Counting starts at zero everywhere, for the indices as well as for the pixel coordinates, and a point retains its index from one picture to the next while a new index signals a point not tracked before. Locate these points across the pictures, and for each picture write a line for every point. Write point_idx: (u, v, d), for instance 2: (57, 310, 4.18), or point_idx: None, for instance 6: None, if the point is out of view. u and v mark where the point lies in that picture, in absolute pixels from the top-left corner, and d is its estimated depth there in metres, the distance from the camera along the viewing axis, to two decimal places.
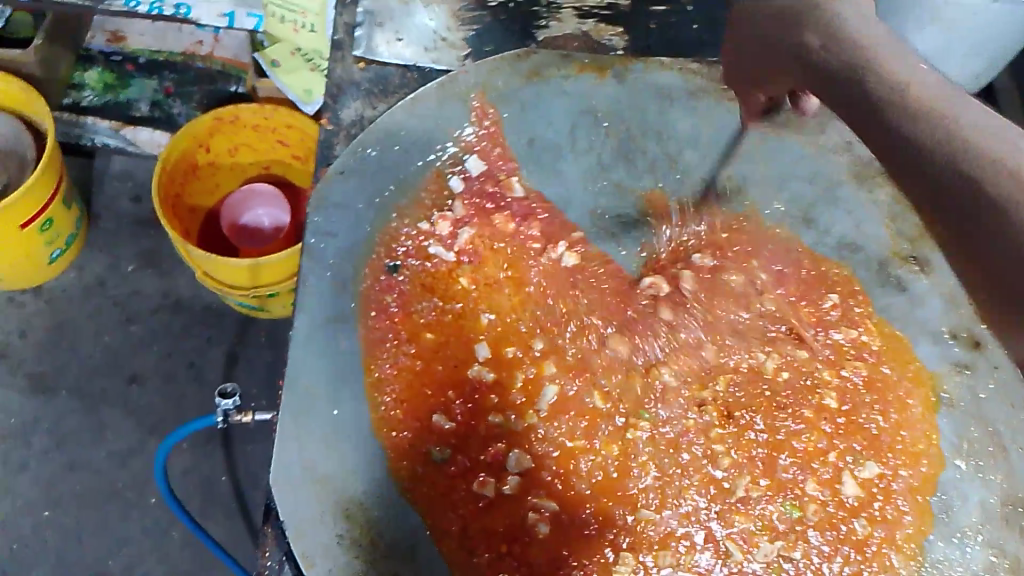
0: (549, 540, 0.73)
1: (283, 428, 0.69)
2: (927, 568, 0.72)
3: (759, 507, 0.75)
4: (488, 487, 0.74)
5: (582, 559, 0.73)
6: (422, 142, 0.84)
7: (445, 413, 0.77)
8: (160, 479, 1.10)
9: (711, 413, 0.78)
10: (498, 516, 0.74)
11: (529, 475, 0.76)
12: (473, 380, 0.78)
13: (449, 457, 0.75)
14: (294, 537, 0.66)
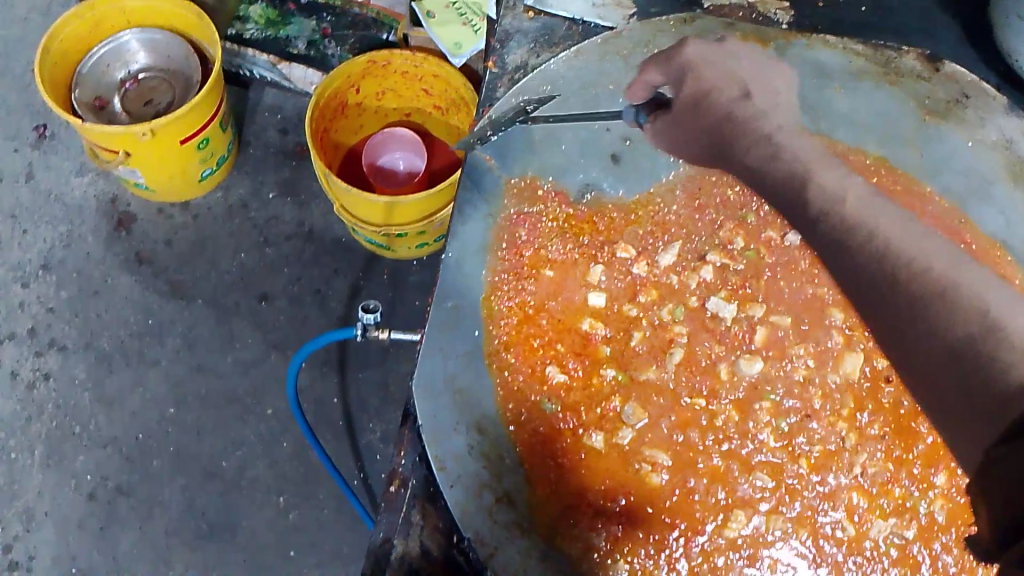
0: (657, 493, 0.72)
1: (427, 340, 0.73)
2: None
3: (883, 486, 0.73)
4: (595, 439, 0.73)
5: (685, 519, 0.71)
6: (581, 93, 0.85)
7: (558, 365, 0.76)
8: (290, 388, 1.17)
9: (843, 391, 0.76)
10: (603, 467, 0.72)
11: (644, 431, 0.74)
12: (585, 332, 0.77)
13: (559, 411, 0.74)
14: (430, 442, 0.69)
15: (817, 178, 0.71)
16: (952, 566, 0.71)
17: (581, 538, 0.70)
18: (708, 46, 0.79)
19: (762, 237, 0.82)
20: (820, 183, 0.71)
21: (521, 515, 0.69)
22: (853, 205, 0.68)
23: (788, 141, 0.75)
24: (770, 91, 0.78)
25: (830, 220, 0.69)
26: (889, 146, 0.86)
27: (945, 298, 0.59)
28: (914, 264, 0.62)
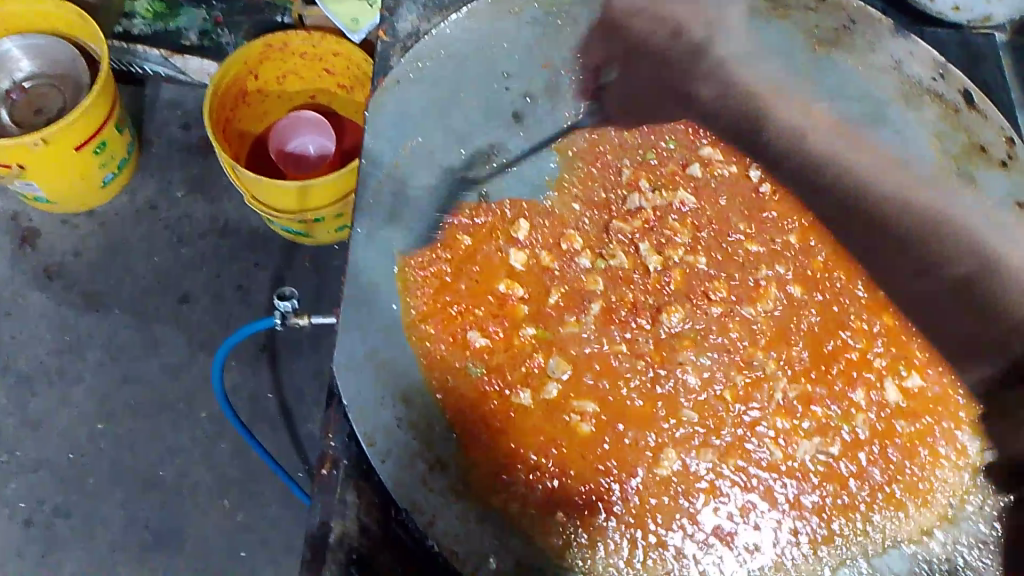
0: (590, 442, 0.72)
1: (344, 319, 0.71)
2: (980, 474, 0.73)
3: (806, 407, 0.75)
4: (523, 397, 0.73)
5: (619, 464, 0.72)
6: (475, 54, 0.84)
7: (478, 330, 0.76)
8: (217, 383, 1.14)
9: (760, 323, 0.78)
10: (533, 424, 0.73)
11: (570, 381, 0.74)
12: (502, 294, 0.77)
13: (484, 373, 0.74)
14: (358, 420, 0.68)
15: None
16: (878, 477, 0.73)
17: (518, 496, 0.69)
18: None
19: (664, 173, 0.84)
20: None
21: (455, 480, 0.68)
22: None
23: None
24: None
25: None
26: (781, 85, 0.84)
27: None
28: None
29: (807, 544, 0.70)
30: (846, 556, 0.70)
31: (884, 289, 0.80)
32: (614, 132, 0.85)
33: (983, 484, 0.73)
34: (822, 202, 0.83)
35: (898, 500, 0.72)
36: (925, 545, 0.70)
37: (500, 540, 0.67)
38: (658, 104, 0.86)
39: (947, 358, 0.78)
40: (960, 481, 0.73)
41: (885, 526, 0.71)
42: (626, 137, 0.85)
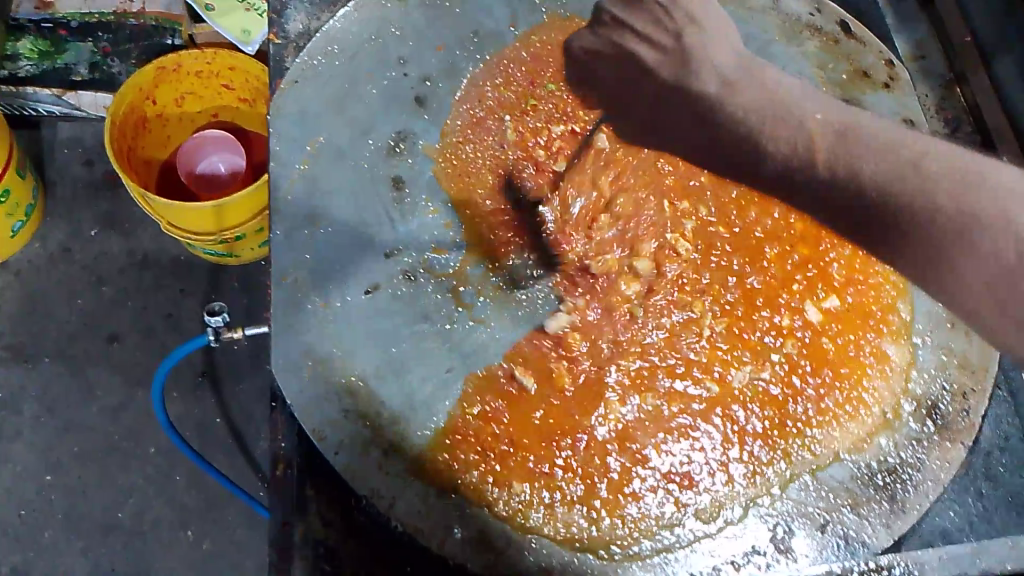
0: (536, 401, 0.74)
1: (276, 320, 0.73)
2: (912, 377, 0.77)
3: (736, 339, 0.78)
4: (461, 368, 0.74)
5: (568, 421, 0.73)
6: (371, 44, 0.86)
7: (413, 311, 0.75)
8: (158, 409, 1.10)
9: (684, 269, 0.81)
10: (478, 394, 0.73)
11: (502, 344, 0.76)
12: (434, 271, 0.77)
13: (423, 355, 0.74)
14: (303, 417, 0.70)
15: (738, 89, 0.59)
16: (811, 392, 0.76)
17: (471, 464, 0.71)
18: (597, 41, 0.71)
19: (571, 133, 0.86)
20: (768, 132, 0.57)
21: (410, 461, 0.69)
22: (824, 115, 0.57)
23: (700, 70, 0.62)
24: (709, 33, 0.64)
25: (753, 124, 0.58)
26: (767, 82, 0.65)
27: (885, 178, 0.54)
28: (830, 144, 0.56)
29: (748, 469, 0.73)
30: (790, 474, 0.73)
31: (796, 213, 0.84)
32: (510, 94, 0.86)
33: (908, 387, 0.77)
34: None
35: (835, 413, 0.75)
36: (863, 454, 0.74)
37: (464, 509, 0.68)
38: (543, 58, 0.88)
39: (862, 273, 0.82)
40: (891, 387, 0.77)
41: (826, 444, 0.74)
42: (517, 98, 0.86)
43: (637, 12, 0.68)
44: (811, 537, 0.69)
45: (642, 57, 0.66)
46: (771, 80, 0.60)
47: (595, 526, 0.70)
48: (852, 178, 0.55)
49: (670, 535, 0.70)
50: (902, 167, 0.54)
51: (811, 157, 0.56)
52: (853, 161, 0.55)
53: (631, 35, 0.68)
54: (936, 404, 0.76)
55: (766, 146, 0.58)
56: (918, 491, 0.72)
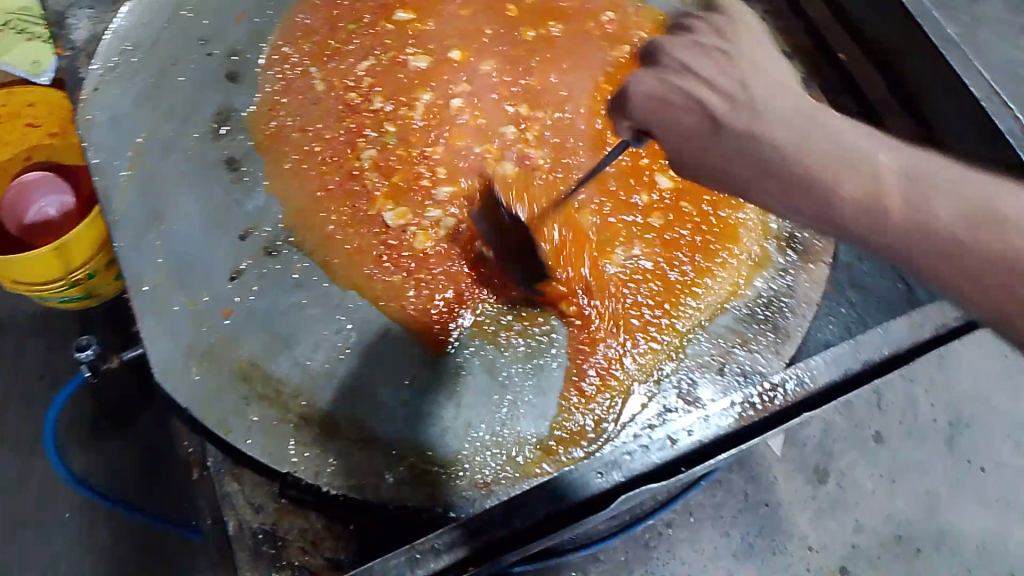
0: (424, 333, 0.73)
1: (147, 330, 0.71)
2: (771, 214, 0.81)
3: (603, 224, 0.78)
4: (347, 324, 0.73)
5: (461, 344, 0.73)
6: (166, 33, 0.83)
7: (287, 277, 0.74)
8: (53, 455, 1.03)
9: (537, 170, 0.80)
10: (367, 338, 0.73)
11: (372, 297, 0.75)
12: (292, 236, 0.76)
13: (312, 317, 0.73)
14: (203, 416, 0.68)
15: (817, 133, 0.53)
16: (685, 256, 0.79)
17: (382, 408, 0.70)
18: (651, 86, 0.60)
19: (396, 62, 0.85)
20: (840, 185, 0.51)
21: (324, 427, 0.69)
22: (885, 161, 0.50)
23: (757, 100, 0.56)
24: (754, 67, 0.58)
25: (833, 190, 0.51)
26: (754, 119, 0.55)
27: (952, 220, 0.48)
28: (862, 187, 0.50)
29: (645, 339, 0.75)
30: (686, 334, 0.75)
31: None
32: (312, 46, 0.85)
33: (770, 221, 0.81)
34: (527, 45, 0.87)
35: (711, 267, 0.79)
36: (742, 297, 0.77)
37: (388, 454, 0.68)
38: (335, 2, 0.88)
39: None
40: (755, 229, 0.81)
41: (710, 296, 0.77)
42: (319, 50, 0.85)
43: (692, 55, 0.60)
44: (712, 382, 0.73)
45: (698, 97, 0.58)
46: (784, 105, 0.55)
47: (517, 433, 0.70)
48: (926, 216, 0.49)
49: (588, 418, 0.71)
50: (965, 216, 0.48)
51: (884, 206, 0.50)
52: (928, 212, 0.49)
53: (697, 82, 0.59)
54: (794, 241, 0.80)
55: (835, 197, 0.51)
56: (795, 314, 0.76)
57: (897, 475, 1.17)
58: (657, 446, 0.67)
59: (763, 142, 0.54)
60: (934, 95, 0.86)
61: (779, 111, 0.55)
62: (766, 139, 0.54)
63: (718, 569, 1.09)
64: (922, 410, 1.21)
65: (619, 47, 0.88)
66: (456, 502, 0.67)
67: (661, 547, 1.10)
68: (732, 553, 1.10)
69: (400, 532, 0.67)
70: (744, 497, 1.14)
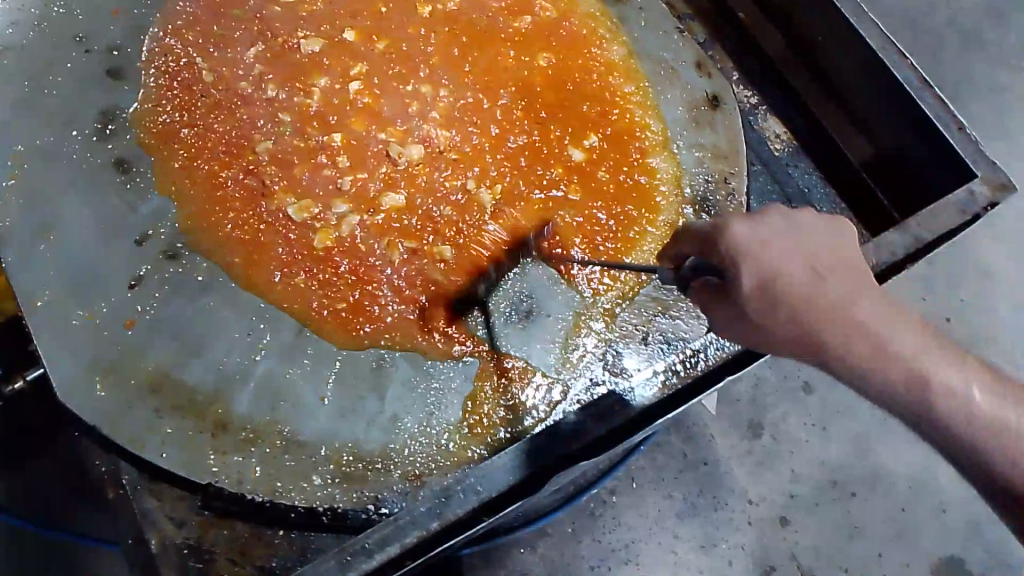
0: (344, 321, 0.71)
1: (44, 349, 0.67)
2: (687, 177, 0.81)
3: (514, 201, 0.77)
4: (262, 321, 0.70)
5: (385, 331, 0.71)
6: (39, 30, 0.78)
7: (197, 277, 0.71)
8: None
9: (445, 151, 0.78)
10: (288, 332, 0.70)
11: (284, 294, 0.72)
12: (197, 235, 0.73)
13: (227, 315, 0.70)
14: (113, 434, 0.65)
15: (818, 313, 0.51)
16: (603, 229, 0.78)
17: (305, 406, 0.68)
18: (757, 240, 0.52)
19: (288, 46, 0.81)
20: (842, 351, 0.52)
21: (244, 432, 0.66)
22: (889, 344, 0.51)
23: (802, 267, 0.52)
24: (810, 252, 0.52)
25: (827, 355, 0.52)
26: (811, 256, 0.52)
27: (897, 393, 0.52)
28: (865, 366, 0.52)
29: (566, 316, 0.74)
30: (608, 306, 0.75)
31: (533, 64, 0.84)
32: (197, 36, 0.81)
33: (687, 185, 0.81)
34: (423, 21, 0.85)
35: (630, 238, 0.78)
36: None
37: (316, 456, 0.66)
38: None
39: (609, 102, 0.84)
40: (671, 194, 0.80)
41: (631, 267, 0.77)
42: (204, 39, 0.81)
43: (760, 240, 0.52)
44: (637, 351, 0.73)
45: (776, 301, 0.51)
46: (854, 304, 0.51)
47: (446, 421, 0.69)
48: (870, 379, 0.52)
49: (514, 400, 0.70)
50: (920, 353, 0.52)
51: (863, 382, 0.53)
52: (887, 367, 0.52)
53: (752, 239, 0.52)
54: (708, 204, 0.80)
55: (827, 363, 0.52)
56: None
57: (828, 423, 1.16)
58: (583, 423, 0.64)
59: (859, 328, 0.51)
60: (832, 49, 0.87)
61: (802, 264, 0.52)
62: (847, 338, 0.51)
63: (663, 531, 1.08)
64: None
65: (519, 18, 0.87)
66: (389, 497, 0.65)
67: (607, 515, 1.08)
68: (676, 514, 1.09)
69: (331, 534, 0.66)
70: (683, 456, 1.13)
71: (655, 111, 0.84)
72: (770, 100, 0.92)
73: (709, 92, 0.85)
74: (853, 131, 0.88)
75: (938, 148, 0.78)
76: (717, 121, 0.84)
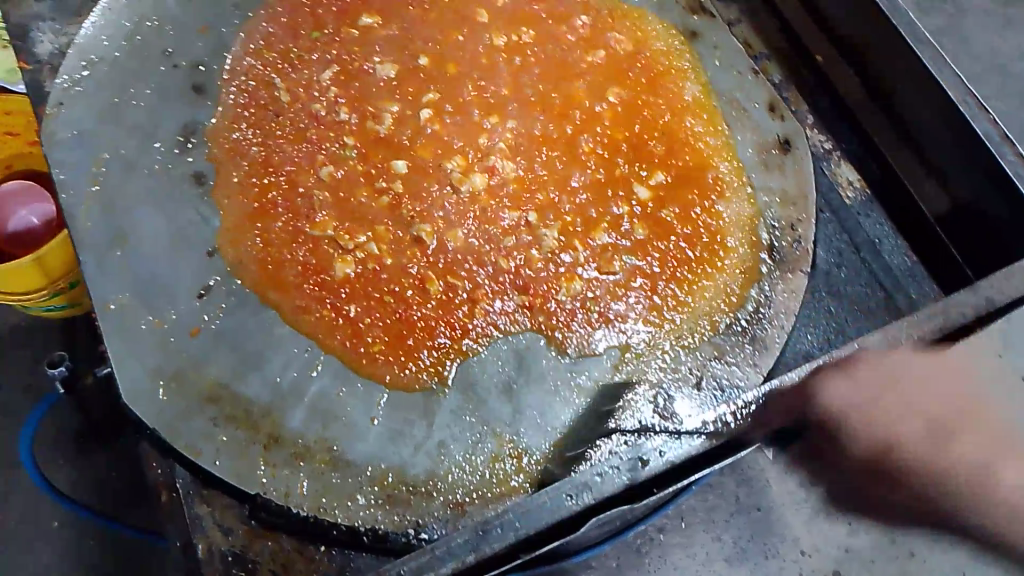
0: (393, 342, 0.73)
1: (112, 352, 0.70)
2: (762, 223, 0.80)
3: (569, 240, 0.77)
4: (318, 330, 0.73)
5: (429, 354, 0.72)
6: (131, 46, 0.82)
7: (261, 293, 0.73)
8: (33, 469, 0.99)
9: (511, 183, 0.79)
10: (340, 342, 0.72)
11: (339, 310, 0.73)
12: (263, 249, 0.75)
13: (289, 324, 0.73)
14: (172, 440, 0.67)
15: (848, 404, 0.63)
16: (662, 271, 0.77)
17: (354, 428, 0.69)
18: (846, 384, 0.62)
19: (364, 70, 0.84)
20: (868, 443, 0.65)
21: (295, 447, 0.68)
22: (906, 434, 0.65)
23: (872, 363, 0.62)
24: (894, 383, 0.63)
25: (898, 453, 0.65)
26: (898, 377, 0.62)
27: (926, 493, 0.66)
28: (925, 465, 0.65)
29: (613, 354, 0.74)
30: (660, 349, 0.74)
31: (604, 100, 0.84)
32: (276, 57, 0.84)
33: (753, 231, 0.79)
34: (496, 51, 0.86)
35: (690, 281, 0.77)
36: (721, 310, 0.76)
37: (361, 475, 0.67)
38: (296, 6, 0.87)
39: (680, 142, 0.83)
40: (739, 236, 0.79)
41: (687, 310, 0.76)
42: (281, 59, 0.84)
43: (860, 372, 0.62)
44: (689, 396, 0.72)
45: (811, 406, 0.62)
46: (905, 426, 0.65)
47: (489, 454, 0.69)
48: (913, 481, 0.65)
49: (559, 437, 0.70)
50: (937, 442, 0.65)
51: (924, 462, 0.65)
52: (930, 452, 0.65)
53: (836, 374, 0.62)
54: (772, 251, 0.78)
55: (895, 451, 0.65)
56: (773, 324, 0.75)
57: None
58: None
59: (890, 437, 0.64)
60: (910, 100, 0.85)
61: (888, 373, 0.62)
62: (922, 474, 0.65)
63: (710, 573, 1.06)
64: None
65: (593, 52, 0.87)
66: (429, 523, 0.66)
67: (653, 553, 1.06)
68: (726, 558, 1.07)
69: (371, 555, 0.67)
70: (736, 499, 1.10)
71: (727, 152, 0.83)
72: (843, 146, 0.90)
73: (780, 135, 0.83)
74: (929, 183, 0.85)
75: (1016, 205, 0.75)
76: (788, 165, 0.82)
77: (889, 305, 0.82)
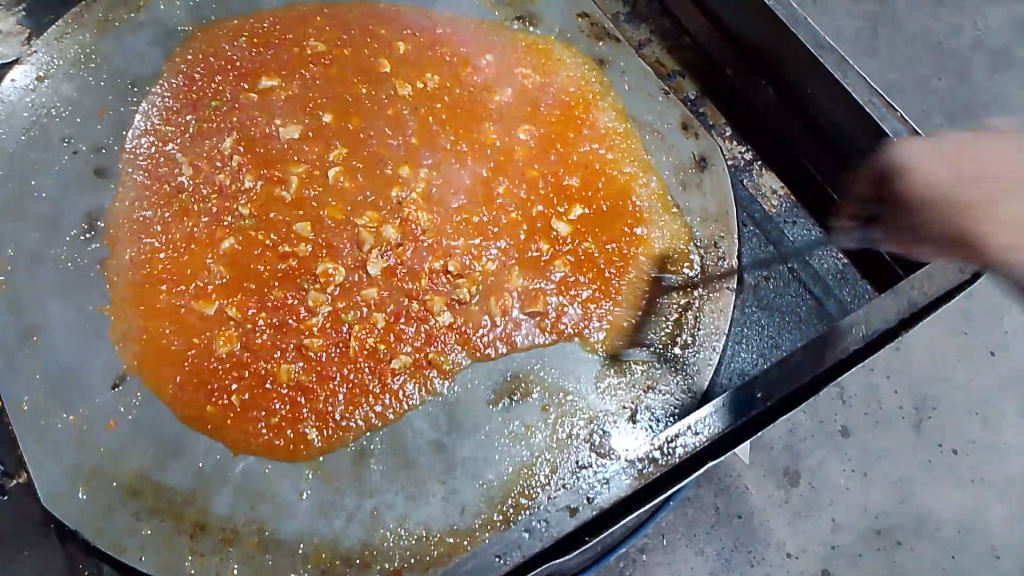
0: (314, 418, 0.70)
1: (29, 451, 0.68)
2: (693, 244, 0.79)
3: (490, 287, 0.76)
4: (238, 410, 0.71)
5: (351, 424, 0.70)
6: (27, 134, 0.80)
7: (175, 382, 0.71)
8: None
9: (426, 233, 0.77)
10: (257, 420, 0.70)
11: (255, 392, 0.71)
12: (174, 333, 0.73)
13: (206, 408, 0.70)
14: (94, 538, 0.65)
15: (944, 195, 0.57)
16: (586, 308, 0.76)
17: (283, 506, 0.67)
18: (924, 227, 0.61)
19: (267, 135, 0.82)
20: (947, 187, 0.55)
21: (223, 532, 0.66)
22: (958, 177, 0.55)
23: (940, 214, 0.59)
24: None
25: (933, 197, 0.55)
26: None
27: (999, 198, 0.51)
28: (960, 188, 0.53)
29: (544, 396, 0.72)
30: (590, 388, 0.73)
31: (514, 137, 0.83)
32: (176, 129, 0.82)
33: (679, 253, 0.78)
34: (402, 100, 0.85)
35: (617, 314, 0.76)
36: (652, 339, 0.75)
37: (294, 553, 0.65)
38: (192, 76, 0.85)
39: (598, 170, 0.82)
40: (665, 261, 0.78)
41: (615, 342, 0.75)
42: (181, 132, 0.82)
43: None
44: (626, 430, 0.71)
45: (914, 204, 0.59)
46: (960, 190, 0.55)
47: (423, 518, 0.67)
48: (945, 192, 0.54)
49: (496, 488, 0.68)
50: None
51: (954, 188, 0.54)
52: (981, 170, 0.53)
53: None
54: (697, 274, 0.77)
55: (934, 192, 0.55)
56: (703, 347, 0.74)
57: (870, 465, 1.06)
58: (557, 517, 0.60)
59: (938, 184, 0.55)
60: (823, 103, 0.83)
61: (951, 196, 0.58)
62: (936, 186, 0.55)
63: None
64: (886, 397, 1.10)
65: (498, 91, 0.86)
66: None
67: None
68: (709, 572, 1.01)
69: None
70: (716, 510, 1.05)
71: (646, 176, 0.82)
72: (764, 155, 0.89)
73: (696, 153, 0.83)
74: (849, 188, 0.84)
75: None
76: (706, 182, 0.81)
77: (820, 312, 0.81)
